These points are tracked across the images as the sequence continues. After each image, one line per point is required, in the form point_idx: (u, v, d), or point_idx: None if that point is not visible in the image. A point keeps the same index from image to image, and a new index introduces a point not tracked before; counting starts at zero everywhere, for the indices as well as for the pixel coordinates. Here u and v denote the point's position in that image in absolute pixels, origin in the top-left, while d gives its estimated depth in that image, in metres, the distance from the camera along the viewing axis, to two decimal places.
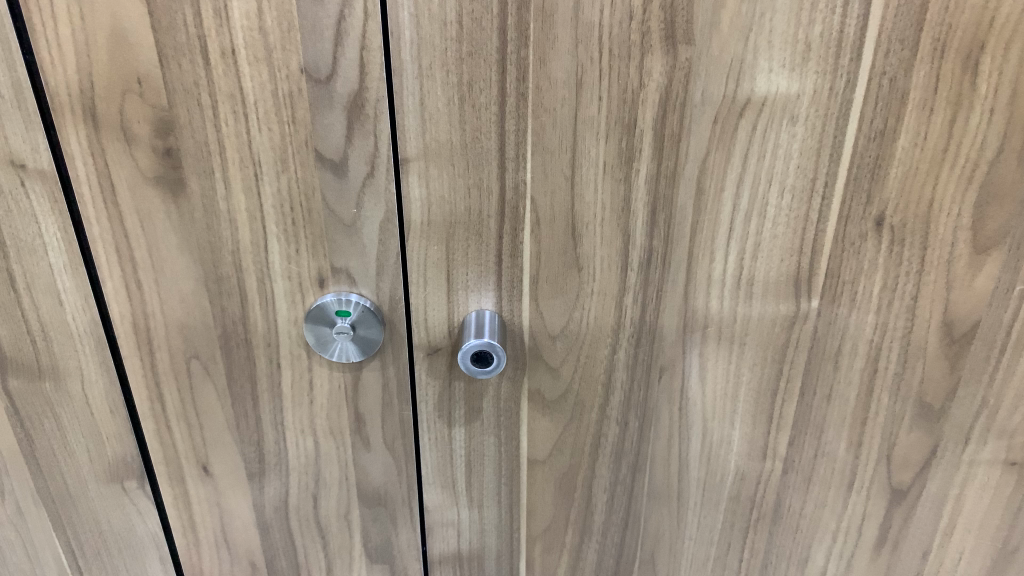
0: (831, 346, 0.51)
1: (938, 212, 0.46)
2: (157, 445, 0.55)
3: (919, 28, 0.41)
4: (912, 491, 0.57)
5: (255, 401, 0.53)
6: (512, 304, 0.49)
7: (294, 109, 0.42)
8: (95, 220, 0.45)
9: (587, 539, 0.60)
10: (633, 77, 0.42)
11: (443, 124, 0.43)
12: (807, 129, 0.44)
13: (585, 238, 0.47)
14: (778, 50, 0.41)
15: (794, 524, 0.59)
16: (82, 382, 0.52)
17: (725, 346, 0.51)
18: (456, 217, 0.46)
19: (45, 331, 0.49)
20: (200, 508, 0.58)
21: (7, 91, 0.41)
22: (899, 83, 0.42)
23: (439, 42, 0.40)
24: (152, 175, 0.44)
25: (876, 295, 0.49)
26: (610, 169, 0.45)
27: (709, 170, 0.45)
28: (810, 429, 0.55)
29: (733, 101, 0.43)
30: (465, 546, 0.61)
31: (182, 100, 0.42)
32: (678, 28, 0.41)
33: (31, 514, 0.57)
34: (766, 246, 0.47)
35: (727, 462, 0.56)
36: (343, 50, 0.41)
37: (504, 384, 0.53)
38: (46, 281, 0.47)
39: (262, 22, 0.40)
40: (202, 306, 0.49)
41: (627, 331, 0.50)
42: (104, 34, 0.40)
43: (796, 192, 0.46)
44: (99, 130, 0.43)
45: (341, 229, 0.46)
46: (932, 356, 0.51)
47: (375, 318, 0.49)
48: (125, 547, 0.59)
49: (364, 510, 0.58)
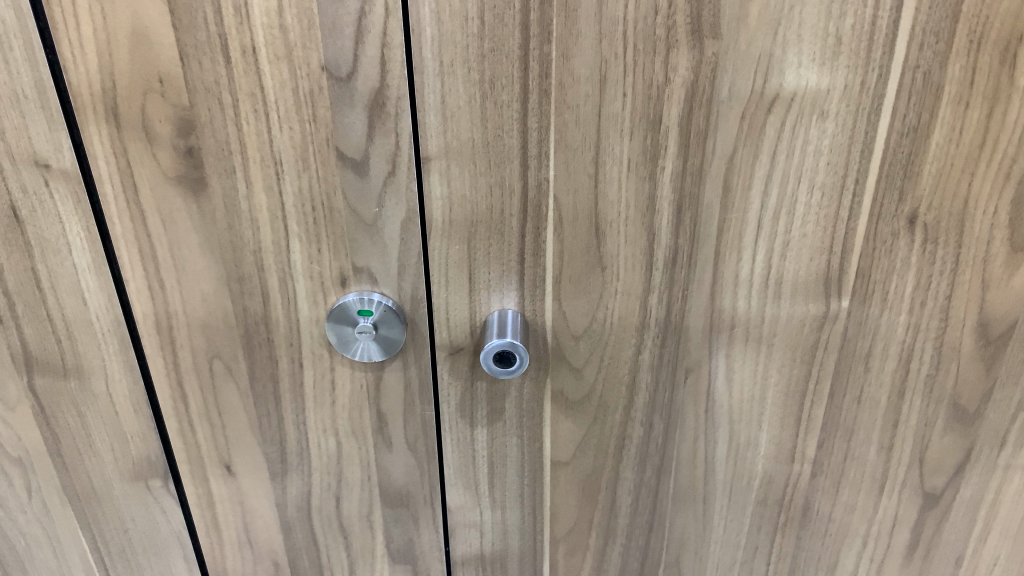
0: (861, 347, 0.50)
1: (974, 210, 0.45)
2: (181, 445, 0.55)
3: (955, 20, 0.39)
4: (945, 496, 0.56)
5: (277, 401, 0.53)
6: (535, 304, 0.49)
7: (315, 107, 0.42)
8: (118, 220, 0.46)
9: (611, 542, 0.60)
10: (658, 72, 0.41)
11: (464, 122, 0.42)
12: (837, 125, 0.43)
13: (609, 236, 0.46)
14: (808, 43, 0.40)
15: (823, 528, 0.58)
16: (106, 381, 0.52)
17: (752, 347, 0.50)
18: (478, 216, 0.45)
19: (69, 331, 0.50)
20: (224, 507, 0.58)
21: (31, 90, 0.41)
22: (933, 76, 0.41)
23: (460, 39, 0.40)
24: (173, 175, 0.44)
25: (908, 295, 0.48)
26: (635, 167, 0.44)
27: (737, 167, 0.44)
28: (839, 431, 0.54)
29: (762, 96, 0.42)
30: (488, 547, 0.60)
31: (203, 99, 0.42)
32: (704, 22, 0.40)
33: (57, 512, 0.58)
34: (795, 245, 0.46)
35: (753, 464, 0.55)
36: (363, 47, 0.40)
37: (527, 384, 0.52)
38: (71, 281, 0.48)
39: (282, 20, 0.39)
40: (224, 306, 0.49)
41: (652, 331, 0.50)
42: (125, 33, 0.40)
43: (826, 190, 0.44)
44: (121, 129, 0.43)
45: (362, 228, 0.46)
46: (967, 357, 0.50)
47: (397, 317, 0.48)
48: (149, 546, 0.60)
49: (386, 510, 0.58)
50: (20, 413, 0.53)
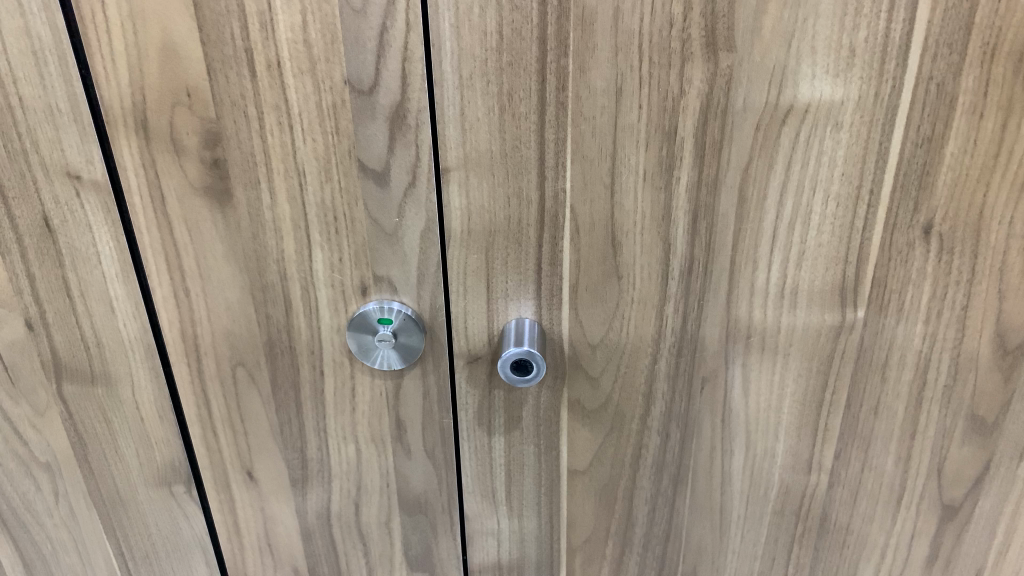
0: (877, 358, 0.50)
1: (989, 221, 0.45)
2: (204, 451, 0.56)
3: (968, 31, 0.40)
4: (964, 508, 0.55)
5: (299, 408, 0.54)
6: (552, 313, 0.49)
7: (337, 120, 0.43)
8: (146, 229, 0.47)
9: (628, 551, 0.60)
10: (674, 84, 0.42)
11: (483, 133, 0.43)
12: (851, 136, 0.43)
13: (626, 246, 0.47)
14: (821, 55, 0.41)
15: (841, 539, 0.58)
16: (132, 387, 0.53)
17: (769, 357, 0.50)
18: (496, 225, 0.46)
19: (98, 338, 0.51)
20: (245, 513, 0.59)
21: (64, 104, 0.43)
22: (947, 87, 0.41)
23: (479, 52, 0.41)
24: (200, 185, 0.45)
25: (924, 304, 0.48)
26: (651, 177, 0.45)
27: (752, 177, 0.44)
28: (856, 442, 0.54)
29: (776, 107, 0.42)
30: (506, 556, 0.61)
31: (229, 112, 0.43)
32: (719, 34, 0.41)
33: (82, 516, 0.59)
34: (811, 254, 0.47)
35: (771, 474, 0.56)
36: (385, 62, 0.41)
37: (544, 393, 0.53)
38: (99, 289, 0.49)
39: (306, 35, 0.41)
40: (248, 314, 0.50)
41: (668, 340, 0.50)
42: (155, 48, 0.41)
43: (840, 200, 0.45)
44: (150, 141, 0.44)
45: (383, 238, 0.47)
46: (984, 368, 0.49)
47: (416, 326, 0.49)
48: (172, 550, 0.61)
49: (404, 517, 0.58)
50: (48, 418, 0.54)
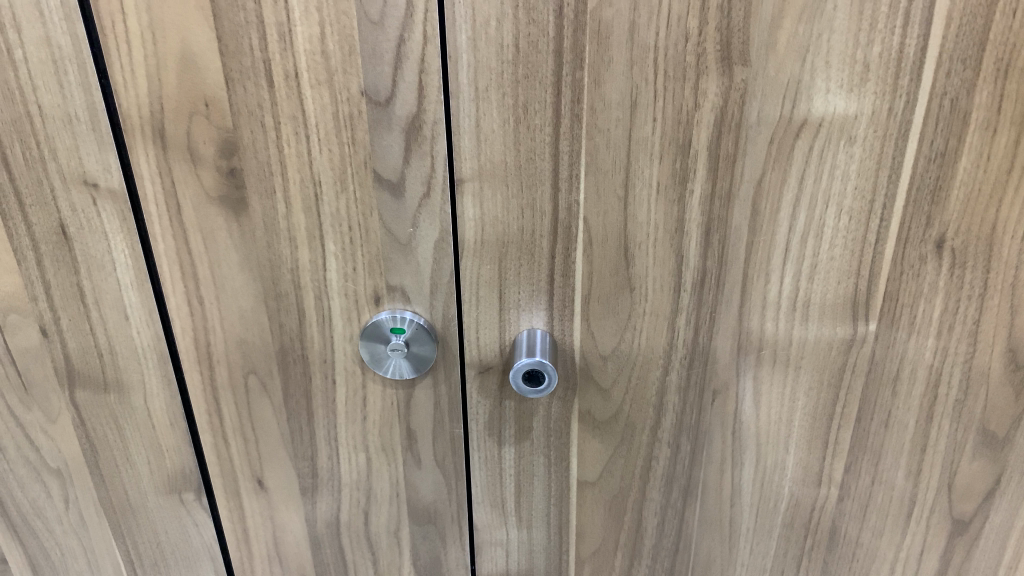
0: (888, 371, 0.50)
1: (1002, 235, 0.45)
2: (214, 458, 0.56)
3: (982, 47, 0.40)
4: (974, 523, 0.55)
5: (310, 418, 0.54)
6: (564, 324, 0.50)
7: (354, 130, 0.43)
8: (161, 238, 0.47)
9: (637, 562, 0.60)
10: (688, 97, 0.42)
11: (498, 145, 0.43)
12: (864, 150, 0.43)
13: (638, 258, 0.47)
14: (835, 70, 0.41)
15: (850, 553, 0.58)
16: (144, 394, 0.53)
17: (780, 370, 0.50)
18: (510, 237, 0.46)
19: (111, 346, 0.51)
20: (255, 521, 0.59)
21: (83, 113, 0.43)
22: (960, 102, 0.42)
23: (496, 65, 0.41)
24: (216, 195, 0.45)
25: (936, 319, 0.48)
26: (664, 190, 0.45)
27: (765, 190, 0.45)
28: (867, 455, 0.53)
29: (790, 120, 0.43)
30: (513, 566, 0.61)
31: (246, 122, 0.43)
32: (734, 48, 0.41)
33: (92, 523, 0.59)
34: (823, 268, 0.47)
35: (781, 487, 0.55)
36: (401, 74, 0.42)
37: (555, 404, 0.53)
38: (114, 297, 0.49)
39: (324, 46, 0.41)
40: (261, 323, 0.50)
41: (680, 352, 0.50)
42: (174, 58, 0.41)
43: (852, 215, 0.45)
44: (167, 150, 0.44)
45: (397, 247, 0.47)
46: (996, 382, 0.49)
47: (428, 335, 0.49)
48: (181, 558, 0.61)
49: (413, 527, 0.58)
50: (61, 425, 0.54)
